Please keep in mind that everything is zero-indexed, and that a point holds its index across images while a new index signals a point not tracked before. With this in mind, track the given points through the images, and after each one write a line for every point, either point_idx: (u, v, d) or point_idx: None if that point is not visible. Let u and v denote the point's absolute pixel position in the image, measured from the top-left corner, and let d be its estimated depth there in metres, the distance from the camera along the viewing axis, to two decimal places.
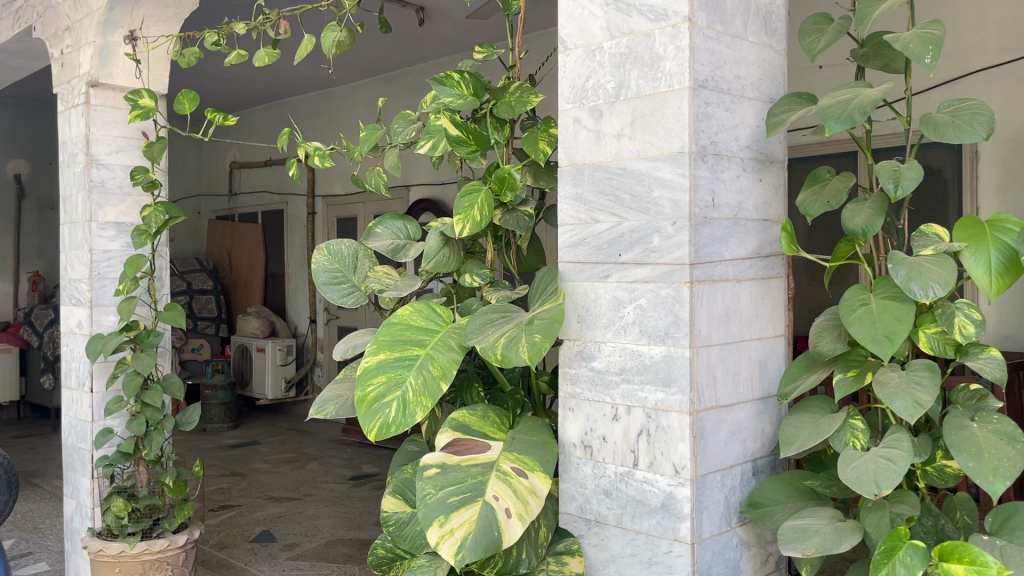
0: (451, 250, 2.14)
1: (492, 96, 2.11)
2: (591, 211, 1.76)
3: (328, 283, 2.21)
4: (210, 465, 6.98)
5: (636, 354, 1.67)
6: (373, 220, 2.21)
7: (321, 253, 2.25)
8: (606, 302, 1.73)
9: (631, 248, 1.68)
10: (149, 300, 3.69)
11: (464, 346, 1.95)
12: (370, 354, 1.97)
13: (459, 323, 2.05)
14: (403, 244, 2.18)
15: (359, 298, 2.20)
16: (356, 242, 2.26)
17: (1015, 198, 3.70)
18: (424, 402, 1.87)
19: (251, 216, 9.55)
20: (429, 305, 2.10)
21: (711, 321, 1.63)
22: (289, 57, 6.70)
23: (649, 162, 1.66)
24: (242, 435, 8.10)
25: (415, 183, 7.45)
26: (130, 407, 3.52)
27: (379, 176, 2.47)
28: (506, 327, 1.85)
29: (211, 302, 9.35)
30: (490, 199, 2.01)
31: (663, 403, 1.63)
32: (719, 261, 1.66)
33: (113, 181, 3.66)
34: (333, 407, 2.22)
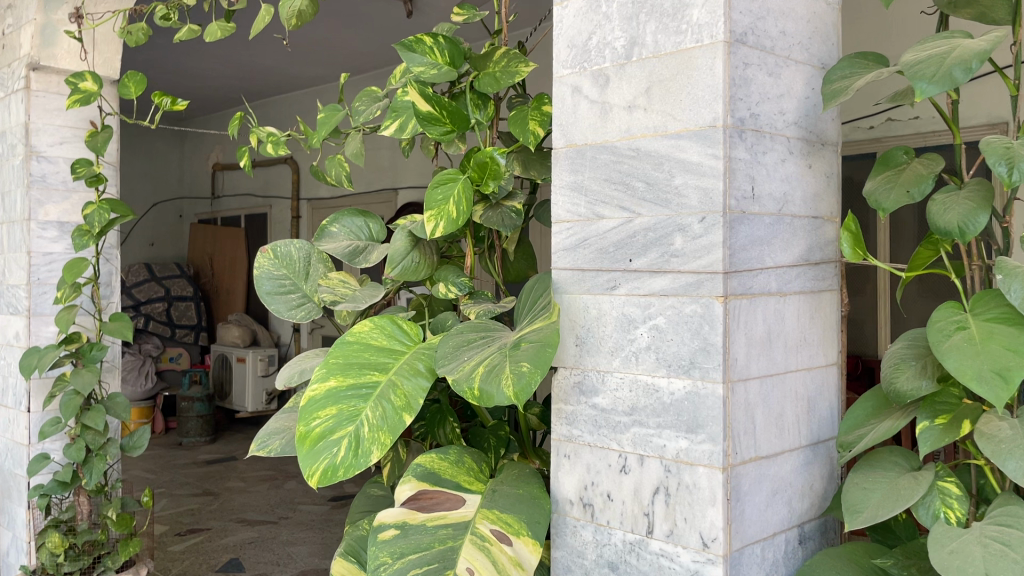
0: (421, 254, 1.76)
1: (473, 67, 1.73)
2: (593, 204, 1.38)
3: (275, 295, 1.82)
4: (181, 484, 6.56)
5: (653, 390, 1.29)
6: (327, 216, 1.82)
7: (266, 256, 1.86)
8: (613, 322, 1.35)
9: (646, 251, 1.30)
10: (93, 309, 3.29)
11: (434, 371, 1.56)
12: (318, 380, 1.57)
13: (430, 343, 1.67)
14: (363, 247, 1.79)
15: (313, 311, 1.82)
16: (308, 243, 1.87)
17: None
18: (382, 441, 1.48)
19: (234, 221, 9.15)
20: (394, 320, 1.71)
21: (749, 347, 1.26)
22: (269, 51, 6.32)
23: (669, 140, 1.27)
24: (219, 450, 7.70)
25: (404, 186, 7.07)
26: (69, 430, 3.11)
27: (341, 165, 2.09)
28: (486, 351, 1.46)
29: (190, 310, 8.93)
30: (467, 191, 1.64)
31: (688, 454, 1.25)
32: (759, 269, 1.27)
33: (56, 176, 3.27)
34: (278, 442, 1.84)
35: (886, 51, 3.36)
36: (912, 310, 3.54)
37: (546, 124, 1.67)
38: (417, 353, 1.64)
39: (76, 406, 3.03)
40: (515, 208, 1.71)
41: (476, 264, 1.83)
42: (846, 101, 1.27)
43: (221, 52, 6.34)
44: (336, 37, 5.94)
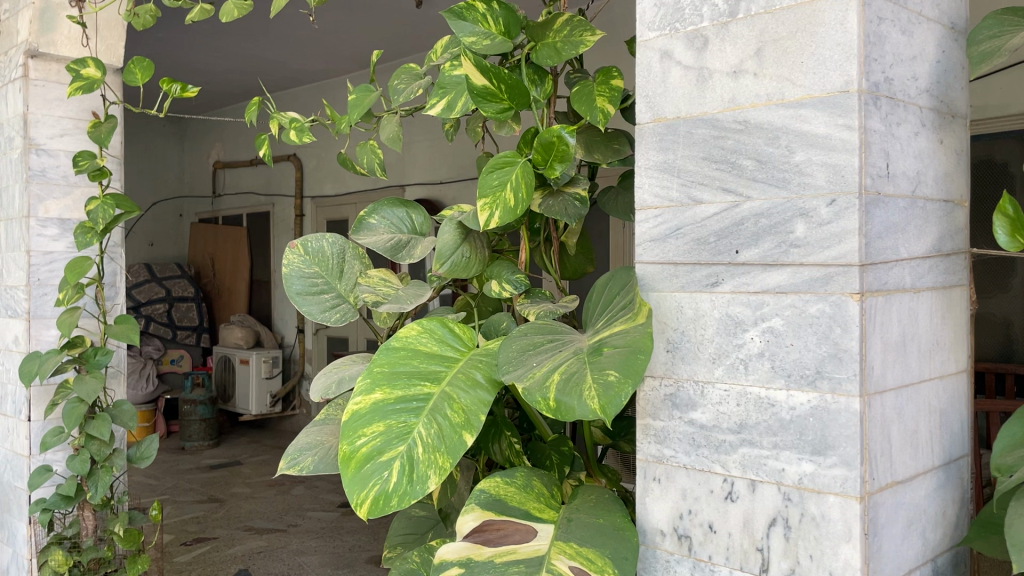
0: (472, 248, 1.57)
1: (530, 37, 1.53)
2: (687, 187, 1.18)
3: (306, 296, 1.64)
4: (186, 490, 6.36)
5: (768, 405, 1.10)
6: (365, 208, 1.62)
7: (295, 252, 1.66)
8: (715, 325, 1.16)
9: (757, 241, 1.11)
10: (97, 311, 3.09)
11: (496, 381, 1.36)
12: (362, 392, 1.38)
13: (485, 349, 1.47)
14: (405, 241, 1.59)
15: (349, 313, 1.64)
16: (341, 237, 1.68)
17: None
18: (440, 463, 1.29)
19: (235, 219, 8.94)
20: (444, 322, 1.51)
21: (885, 354, 1.07)
22: (275, 44, 6.11)
23: (788, 111, 1.08)
24: (223, 454, 7.50)
25: (411, 183, 6.89)
26: (73, 441, 2.91)
27: (374, 150, 1.89)
28: (558, 357, 1.25)
29: (192, 311, 8.73)
30: (526, 175, 1.46)
31: (814, 480, 1.06)
32: (894, 261, 1.08)
33: (56, 170, 3.07)
34: (311, 460, 1.65)
35: None
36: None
37: (615, 99, 1.46)
38: (471, 360, 1.44)
39: (79, 415, 2.84)
40: (579, 195, 1.51)
41: (531, 259, 1.64)
42: (997, 65, 1.07)
43: (225, 46, 6.14)
44: (342, 30, 5.74)
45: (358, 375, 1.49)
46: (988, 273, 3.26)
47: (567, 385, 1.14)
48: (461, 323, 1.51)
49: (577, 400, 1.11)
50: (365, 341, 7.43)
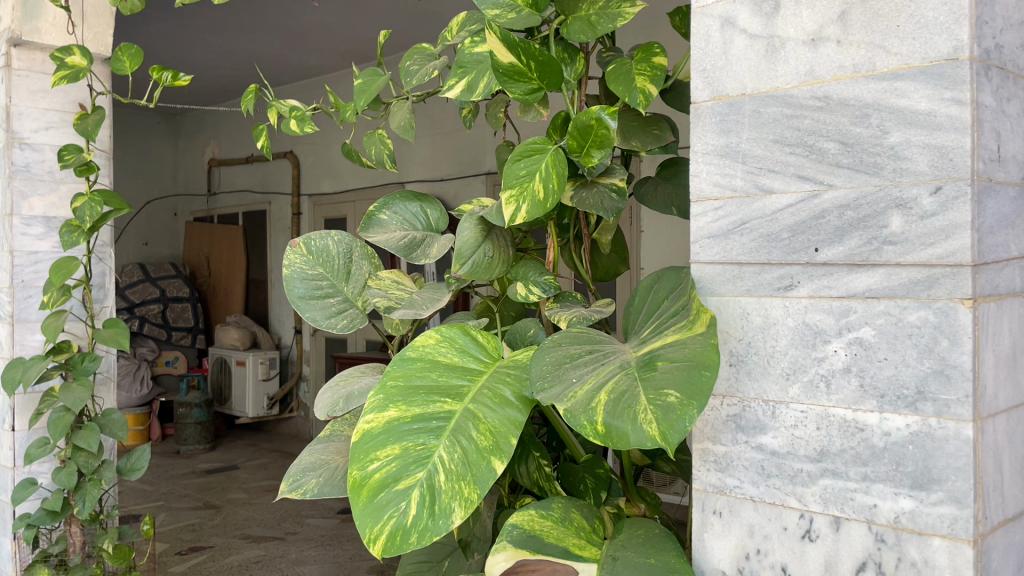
0: (495, 247, 1.40)
1: (560, 10, 1.36)
2: (755, 173, 1.02)
3: (310, 300, 1.48)
4: (180, 496, 6.18)
5: (855, 429, 0.94)
6: (375, 202, 1.45)
7: (296, 251, 1.50)
8: (789, 335, 0.99)
9: (842, 237, 0.95)
10: (84, 314, 2.92)
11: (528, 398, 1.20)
12: (373, 410, 1.22)
13: (511, 360, 1.30)
14: (420, 238, 1.43)
15: (358, 320, 1.48)
16: (348, 235, 1.52)
17: None
18: (465, 492, 1.12)
19: (231, 218, 8.76)
20: (465, 330, 1.35)
21: (997, 369, 0.90)
22: (271, 38, 5.93)
23: (881, 83, 0.92)
24: (219, 458, 7.33)
25: (411, 180, 6.75)
26: (59, 453, 2.74)
27: (384, 139, 1.73)
28: (602, 371, 1.09)
29: (187, 311, 8.55)
30: (558, 165, 1.30)
31: (914, 519, 0.90)
32: (1006, 263, 0.92)
33: (41, 165, 2.89)
34: (315, 483, 1.50)
35: None
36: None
37: (658, 80, 1.30)
38: (497, 374, 1.27)
39: (66, 425, 2.66)
40: (617, 186, 1.35)
41: (560, 259, 1.47)
42: None
43: (219, 39, 5.96)
44: (339, 23, 5.57)
45: (369, 391, 1.33)
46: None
47: (618, 407, 0.98)
48: (485, 331, 1.34)
49: (630, 422, 0.95)
50: (364, 342, 7.28)
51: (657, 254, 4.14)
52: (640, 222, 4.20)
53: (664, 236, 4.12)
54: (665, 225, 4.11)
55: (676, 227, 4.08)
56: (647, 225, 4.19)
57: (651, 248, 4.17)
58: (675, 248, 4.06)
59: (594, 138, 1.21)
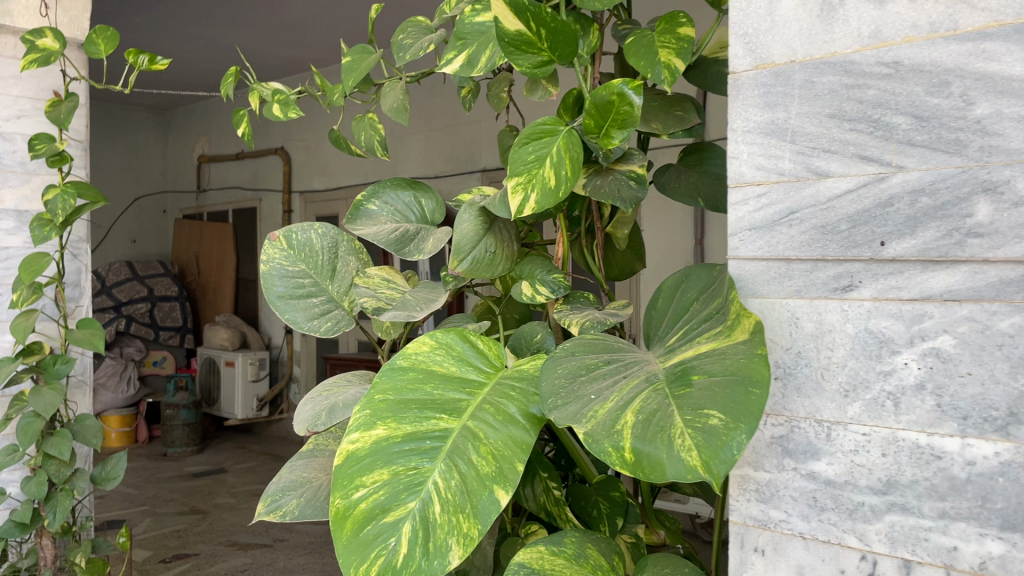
0: (498, 241, 1.25)
1: None
2: (807, 154, 0.87)
3: (291, 300, 1.32)
4: (166, 501, 6.00)
5: (932, 457, 0.79)
6: (363, 191, 1.30)
7: (275, 245, 1.34)
8: (849, 345, 0.84)
9: (916, 228, 0.80)
10: (57, 315, 2.75)
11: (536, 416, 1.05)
12: (359, 429, 1.07)
13: (517, 371, 1.15)
14: (413, 232, 1.28)
15: (344, 323, 1.33)
16: (333, 227, 1.36)
17: None
18: (463, 526, 0.97)
19: (222, 216, 8.61)
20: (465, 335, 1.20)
21: None
22: (261, 30, 5.76)
23: (967, 44, 0.77)
24: (207, 461, 7.16)
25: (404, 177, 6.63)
26: (29, 461, 2.57)
27: (375, 123, 1.57)
28: (624, 387, 0.94)
29: (176, 311, 8.38)
30: (571, 149, 1.15)
31: (1005, 567, 0.75)
32: None
33: (11, 156, 2.72)
34: (296, 504, 1.35)
35: None
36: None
37: (685, 54, 1.14)
38: (500, 388, 1.12)
39: (35, 431, 2.49)
40: (635, 173, 1.20)
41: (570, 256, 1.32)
42: None
43: (208, 31, 5.79)
44: (332, 16, 5.41)
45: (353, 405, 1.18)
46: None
47: (650, 430, 0.84)
48: (487, 335, 1.19)
49: (666, 449, 0.81)
50: (357, 342, 7.14)
51: (657, 251, 4.25)
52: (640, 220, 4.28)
53: (663, 234, 4.22)
54: (661, 223, 4.20)
55: (674, 224, 4.19)
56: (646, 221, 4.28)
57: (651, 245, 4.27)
58: (674, 247, 4.18)
59: (613, 117, 1.05)
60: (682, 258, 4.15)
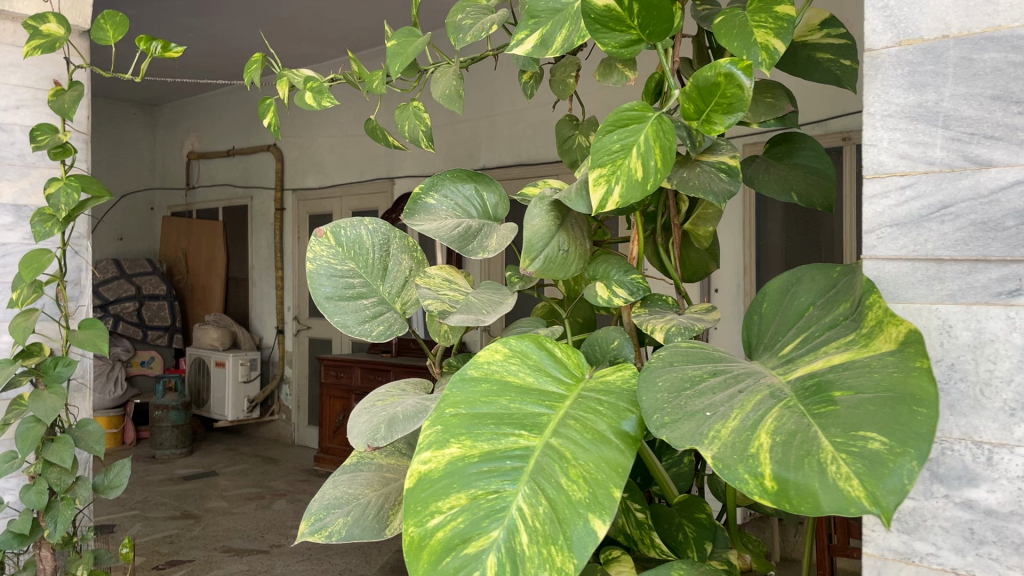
0: (570, 239, 1.14)
1: None
2: (962, 142, 0.77)
3: (340, 302, 1.22)
4: (156, 505, 5.85)
5: None
6: (421, 183, 1.19)
7: (323, 242, 1.23)
8: (1015, 356, 0.76)
9: None
10: (57, 315, 2.62)
11: (632, 436, 0.94)
12: (431, 446, 0.97)
13: (600, 382, 1.03)
14: (477, 229, 1.17)
15: (397, 328, 1.23)
16: (385, 223, 1.26)
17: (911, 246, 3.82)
18: (557, 560, 0.86)
19: (211, 213, 8.45)
20: (541, 341, 1.09)
21: None
22: (257, 23, 5.63)
23: None
24: (197, 463, 7.00)
25: (401, 175, 6.51)
26: (28, 468, 2.45)
27: (420, 112, 1.46)
28: (744, 402, 0.84)
29: (164, 309, 8.21)
30: (658, 136, 1.03)
31: None
32: None
33: (10, 147, 2.58)
34: (342, 522, 1.24)
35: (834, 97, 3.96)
36: (779, 274, 4.21)
37: (785, 35, 1.04)
38: (584, 402, 1.01)
39: (35, 438, 2.36)
40: (726, 165, 1.09)
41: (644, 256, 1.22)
42: None
43: (202, 23, 5.65)
44: (331, 9, 5.29)
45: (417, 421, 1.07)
46: (802, 251, 4.10)
47: (792, 454, 0.74)
48: (564, 342, 1.07)
49: (817, 475, 0.71)
50: (350, 342, 7.01)
51: None
52: None
53: None
54: None
55: None
56: None
57: None
58: None
59: (717, 101, 0.95)
60: None
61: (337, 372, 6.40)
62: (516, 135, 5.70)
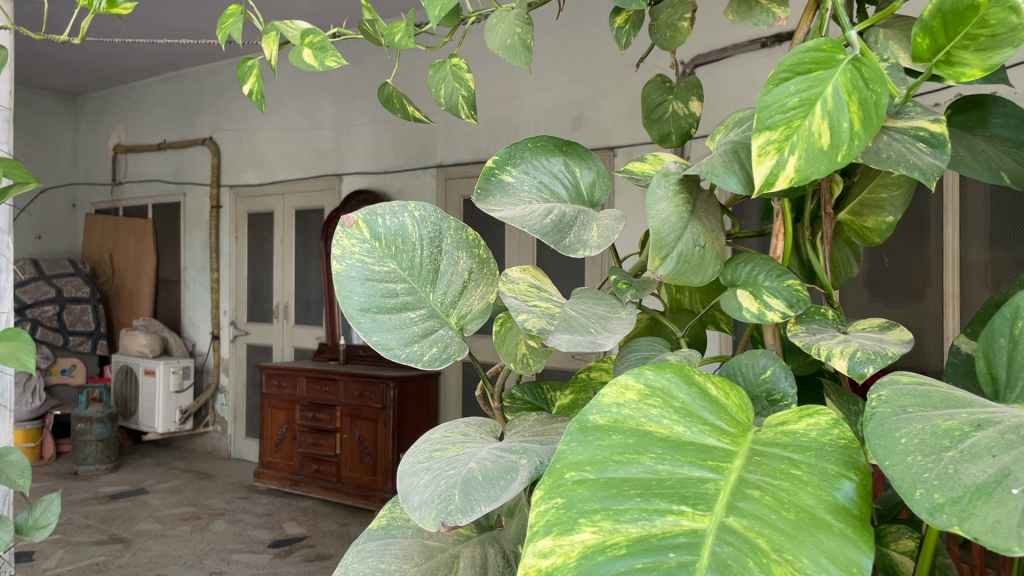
0: (705, 230, 0.83)
1: None
2: None
3: (379, 315, 0.90)
4: (80, 527, 5.33)
5: None
6: (497, 155, 0.88)
7: (355, 232, 0.89)
8: None
9: None
10: None
11: (857, 522, 0.64)
12: (546, 534, 0.65)
13: (780, 434, 0.73)
14: (573, 219, 0.86)
15: (455, 350, 0.92)
16: (435, 210, 0.94)
17: (897, 251, 3.91)
18: None
19: (139, 210, 7.89)
20: (687, 372, 0.77)
21: None
22: None
23: None
24: (125, 480, 6.48)
25: (349, 171, 6.11)
26: None
27: (461, 72, 1.13)
28: None
29: (87, 314, 7.62)
30: (850, 82, 0.74)
31: None
32: None
33: None
34: None
35: None
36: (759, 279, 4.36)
37: None
38: (764, 464, 0.70)
39: None
40: (927, 131, 0.81)
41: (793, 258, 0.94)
42: None
43: None
44: None
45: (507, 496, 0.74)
46: None
47: None
48: (717, 376, 0.77)
49: None
50: (292, 349, 6.58)
51: None
52: None
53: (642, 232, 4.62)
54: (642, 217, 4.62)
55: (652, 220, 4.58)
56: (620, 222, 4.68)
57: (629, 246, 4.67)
58: None
59: (969, 32, 0.66)
60: None
61: (280, 382, 5.95)
62: (476, 130, 5.38)
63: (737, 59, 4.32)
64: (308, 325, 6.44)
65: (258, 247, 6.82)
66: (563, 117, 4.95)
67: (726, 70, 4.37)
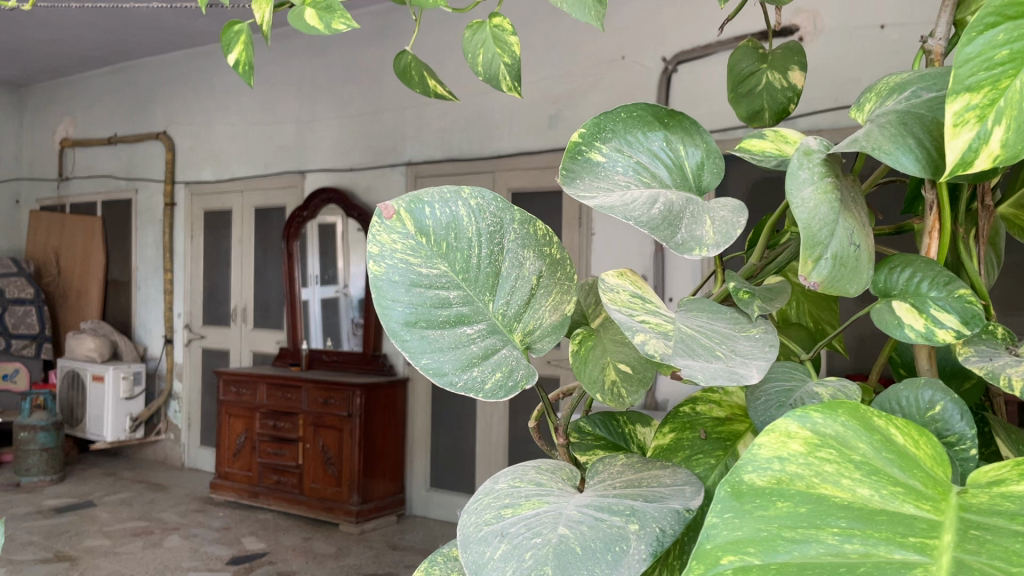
0: (857, 223, 0.65)
1: None
2: None
3: (428, 332, 0.70)
4: (22, 545, 4.99)
5: None
6: (584, 128, 0.69)
7: (397, 225, 0.69)
8: None
9: None
10: None
11: None
12: None
13: (1000, 498, 0.53)
14: (684, 211, 0.66)
15: (523, 376, 0.73)
16: (499, 198, 0.73)
17: None
18: None
19: (87, 207, 7.52)
20: (854, 411, 0.58)
21: None
22: None
23: None
24: (71, 492, 6.14)
25: (312, 169, 5.86)
26: None
27: (503, 34, 0.93)
28: None
29: (31, 316, 7.24)
30: None
31: None
32: None
33: None
34: None
35: (816, 100, 3.90)
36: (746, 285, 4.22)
37: None
38: (989, 542, 0.49)
39: None
40: None
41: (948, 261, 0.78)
42: None
43: None
44: None
45: None
46: None
47: None
48: (898, 418, 0.59)
49: None
50: (250, 353, 6.31)
51: (612, 253, 4.50)
52: (592, 227, 4.58)
53: (619, 241, 4.48)
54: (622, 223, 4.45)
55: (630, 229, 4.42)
56: (597, 230, 4.58)
57: (605, 249, 4.53)
58: (630, 252, 4.44)
59: None
60: (640, 258, 4.42)
61: (239, 389, 5.67)
62: (448, 129, 5.18)
63: (721, 57, 4.14)
64: (267, 328, 6.17)
65: (215, 247, 6.53)
66: (539, 114, 4.76)
67: (710, 68, 4.16)
